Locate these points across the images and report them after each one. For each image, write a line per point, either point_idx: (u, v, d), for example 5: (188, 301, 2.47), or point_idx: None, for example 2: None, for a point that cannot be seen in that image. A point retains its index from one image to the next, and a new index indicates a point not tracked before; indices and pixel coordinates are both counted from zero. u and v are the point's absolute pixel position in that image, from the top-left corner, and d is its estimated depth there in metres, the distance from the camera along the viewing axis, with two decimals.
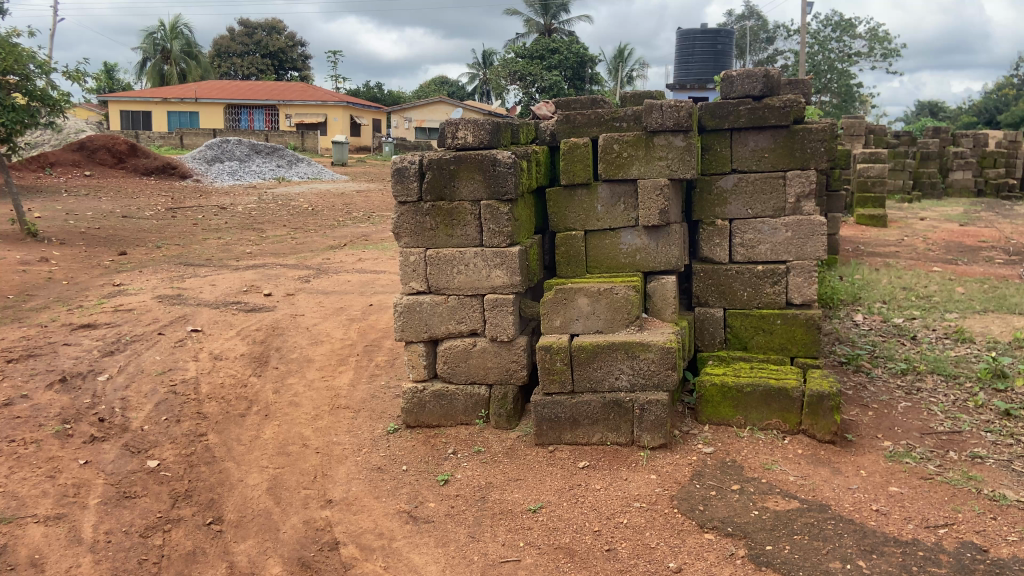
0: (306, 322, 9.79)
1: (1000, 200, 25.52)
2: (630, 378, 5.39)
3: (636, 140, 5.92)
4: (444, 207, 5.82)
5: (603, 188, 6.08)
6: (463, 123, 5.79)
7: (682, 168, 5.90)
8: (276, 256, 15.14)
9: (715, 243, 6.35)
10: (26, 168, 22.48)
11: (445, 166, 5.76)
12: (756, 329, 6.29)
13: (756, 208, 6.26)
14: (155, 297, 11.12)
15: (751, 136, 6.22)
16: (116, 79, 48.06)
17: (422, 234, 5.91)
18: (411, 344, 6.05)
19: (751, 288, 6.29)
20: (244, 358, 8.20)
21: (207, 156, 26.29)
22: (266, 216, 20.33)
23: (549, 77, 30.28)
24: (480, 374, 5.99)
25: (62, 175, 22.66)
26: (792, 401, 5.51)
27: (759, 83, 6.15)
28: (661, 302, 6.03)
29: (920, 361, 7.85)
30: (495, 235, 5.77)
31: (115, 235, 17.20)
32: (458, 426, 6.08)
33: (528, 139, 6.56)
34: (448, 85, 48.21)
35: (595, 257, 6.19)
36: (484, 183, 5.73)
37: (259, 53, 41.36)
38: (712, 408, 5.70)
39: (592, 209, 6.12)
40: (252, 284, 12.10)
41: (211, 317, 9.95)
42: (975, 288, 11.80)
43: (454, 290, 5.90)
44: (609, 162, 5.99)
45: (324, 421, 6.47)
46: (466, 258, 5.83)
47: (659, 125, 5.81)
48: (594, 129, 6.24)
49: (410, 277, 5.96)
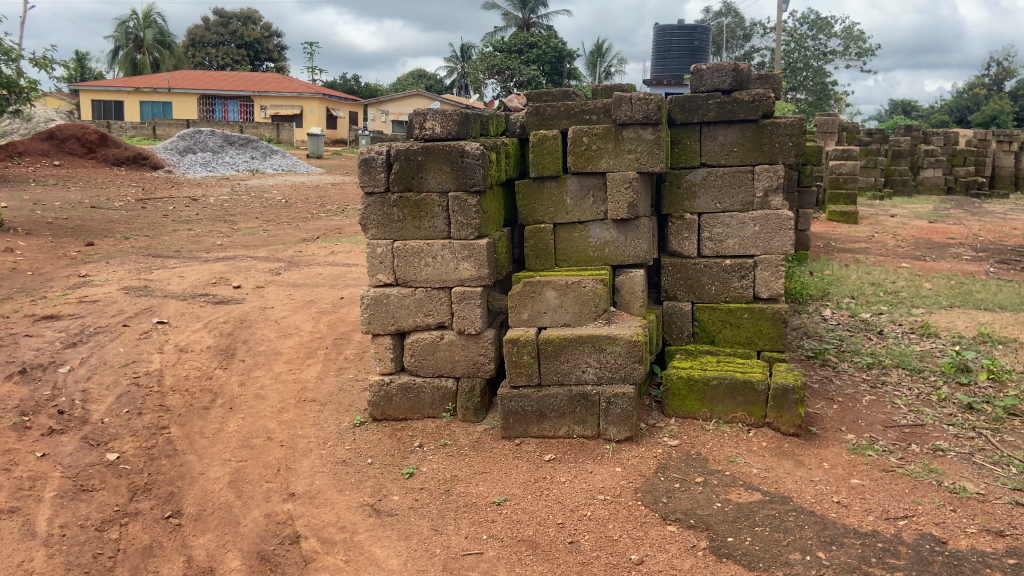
0: (275, 315, 9.69)
1: (969, 198, 25.87)
2: (597, 371, 5.42)
3: (606, 132, 5.90)
4: (412, 199, 5.77)
5: (572, 180, 6.06)
6: (432, 114, 5.75)
7: (651, 161, 5.89)
8: (247, 249, 14.99)
9: (684, 237, 6.37)
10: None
11: (413, 157, 5.71)
12: (724, 323, 6.31)
13: (724, 202, 6.28)
14: (122, 288, 10.96)
15: (720, 130, 6.23)
16: (88, 67, 47.24)
17: (389, 226, 5.85)
18: (378, 337, 6.00)
19: (719, 282, 6.31)
20: (211, 350, 8.11)
21: (179, 146, 25.91)
22: (238, 207, 20.11)
23: (526, 71, 30.20)
24: (447, 368, 5.95)
25: (30, 164, 22.25)
26: (757, 394, 5.53)
27: (728, 77, 6.12)
28: (629, 295, 6.03)
29: (886, 355, 7.94)
30: (463, 228, 5.73)
31: (83, 226, 16.92)
32: (425, 419, 6.04)
33: (498, 131, 6.53)
34: (425, 78, 47.97)
35: (564, 251, 6.17)
36: (452, 175, 5.68)
37: (234, 43, 40.86)
38: (679, 401, 5.71)
39: (561, 202, 6.10)
40: (222, 276, 11.97)
41: (178, 308, 9.82)
42: (942, 284, 11.97)
43: (422, 282, 5.86)
44: (578, 155, 5.96)
45: (290, 414, 6.40)
46: (433, 250, 5.78)
47: (629, 117, 5.80)
48: (564, 121, 6.20)
49: (377, 269, 5.90)
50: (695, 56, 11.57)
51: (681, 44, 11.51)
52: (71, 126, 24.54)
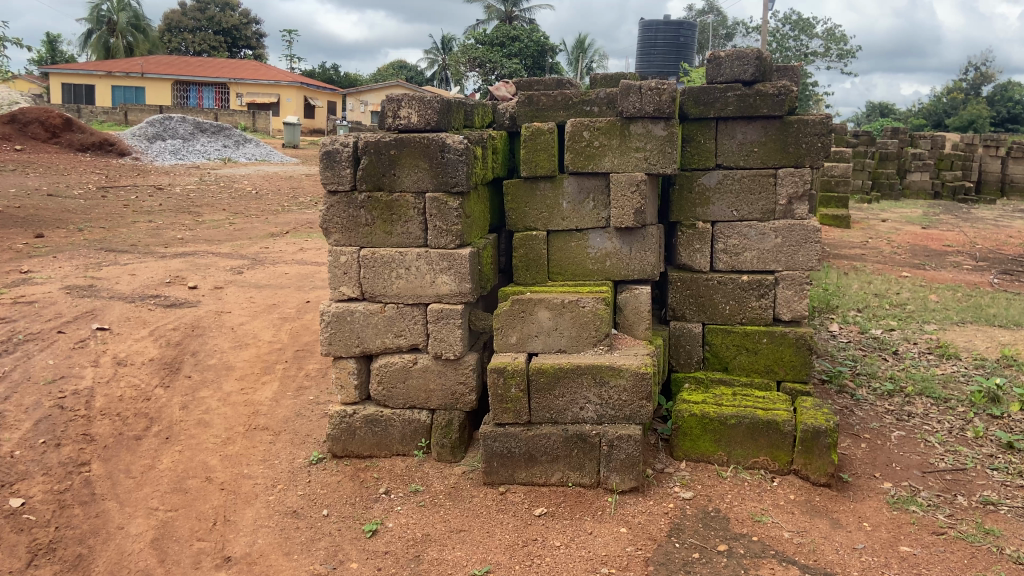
0: (231, 321, 8.74)
1: (957, 203, 25.41)
2: (597, 409, 4.59)
3: (611, 126, 5.06)
4: (382, 199, 4.92)
5: (569, 181, 5.21)
6: (407, 100, 4.88)
7: (662, 161, 5.07)
8: (209, 244, 14.01)
9: (695, 248, 5.54)
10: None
11: (384, 151, 4.87)
12: (739, 348, 5.49)
13: (742, 209, 5.46)
14: (64, 288, 9.95)
15: (739, 127, 5.40)
16: (58, 49, 45.57)
17: (356, 230, 5.00)
18: (341, 360, 5.13)
19: (734, 301, 5.50)
20: (154, 364, 7.16)
21: (147, 134, 24.72)
22: (205, 198, 19.06)
23: (509, 65, 29.22)
24: (421, 398, 5.09)
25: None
26: (783, 436, 4.74)
27: (751, 66, 5.30)
28: (634, 316, 5.18)
29: (907, 380, 7.17)
30: (442, 235, 4.88)
31: (36, 216, 15.79)
32: (393, 457, 5.17)
33: (484, 123, 5.68)
34: (406, 69, 46.83)
35: (559, 262, 5.33)
36: (430, 172, 4.84)
37: (212, 29, 39.16)
38: (691, 442, 4.88)
39: (556, 206, 5.25)
40: (177, 275, 10.97)
41: (124, 312, 8.84)
42: (949, 296, 11.27)
43: (393, 297, 5.00)
44: (577, 152, 5.12)
45: (236, 447, 5.49)
46: (406, 260, 4.94)
47: (638, 109, 4.98)
48: (560, 113, 5.37)
49: (340, 281, 5.04)
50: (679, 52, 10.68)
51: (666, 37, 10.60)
52: (34, 110, 23.25)
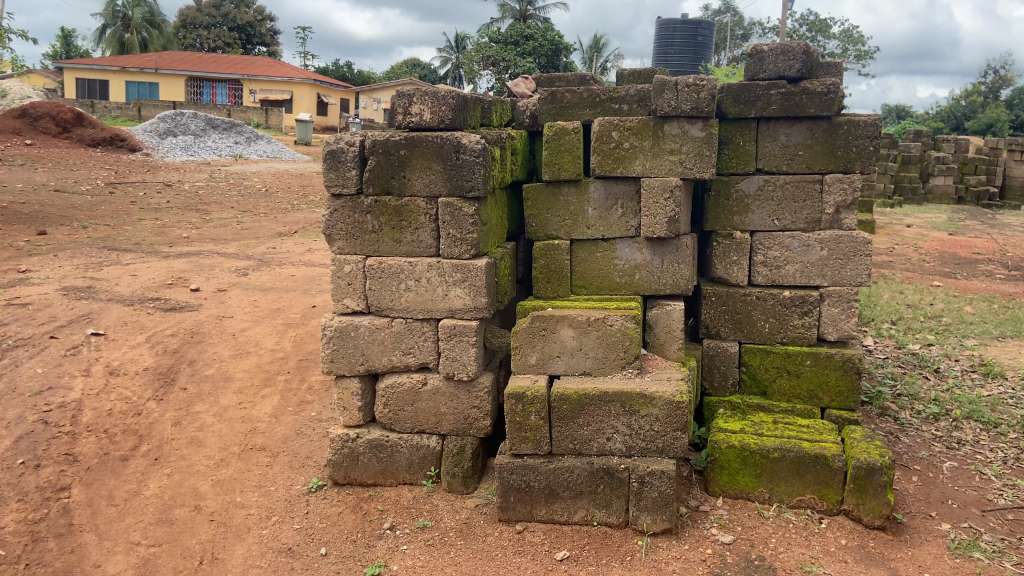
0: (233, 327, 8.31)
1: (981, 209, 24.72)
2: (625, 440, 4.14)
3: (643, 126, 4.60)
4: (390, 204, 4.49)
5: (595, 186, 4.75)
6: (419, 96, 4.44)
7: (699, 165, 4.60)
8: (215, 243, 13.61)
9: (731, 260, 5.06)
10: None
11: (393, 151, 4.43)
12: (780, 370, 5.02)
13: (784, 218, 4.99)
14: (61, 289, 9.55)
15: (783, 128, 4.93)
16: (72, 44, 45.45)
17: (361, 238, 4.57)
18: (343, 379, 4.69)
19: (774, 318, 5.02)
20: (149, 373, 6.75)
21: (158, 129, 24.25)
22: (214, 196, 18.67)
23: (523, 64, 28.71)
24: (430, 422, 4.64)
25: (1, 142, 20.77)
26: (833, 473, 4.29)
27: (797, 62, 4.84)
28: (665, 335, 4.70)
29: (953, 403, 6.66)
30: (456, 244, 4.44)
31: (40, 212, 15.43)
32: (399, 487, 4.72)
33: (502, 121, 5.24)
34: (419, 67, 46.44)
35: (583, 274, 4.86)
36: (444, 175, 4.40)
37: (226, 26, 38.73)
38: (728, 477, 4.43)
39: (581, 213, 4.79)
40: (180, 277, 10.56)
41: (121, 316, 8.42)
42: (986, 308, 10.72)
43: (401, 311, 4.56)
44: (605, 155, 4.66)
45: (230, 470, 5.07)
46: (416, 271, 4.50)
47: (674, 108, 4.52)
48: (586, 111, 4.93)
49: (343, 292, 4.61)
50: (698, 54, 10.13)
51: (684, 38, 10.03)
52: (45, 104, 22.90)
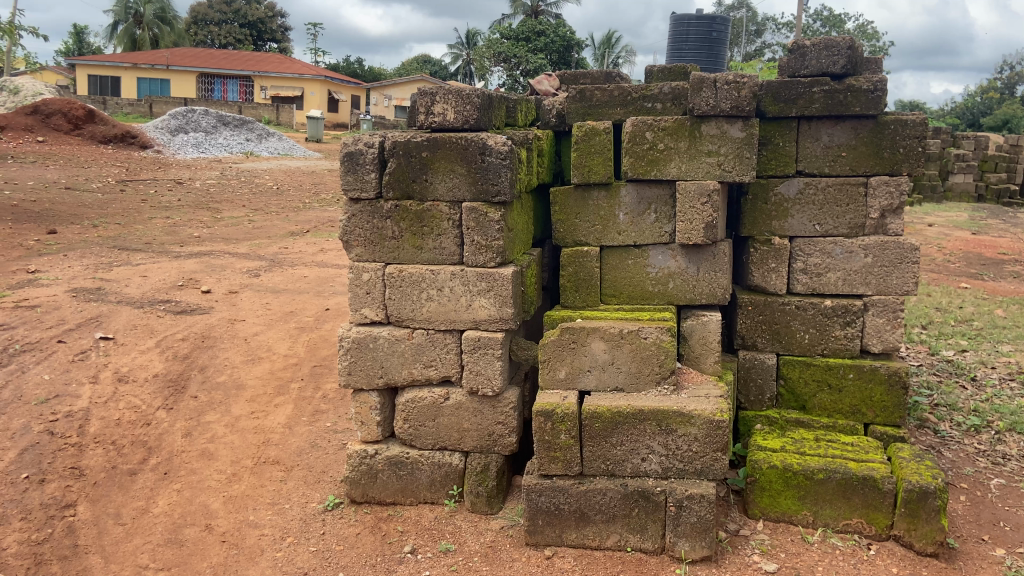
0: (245, 331, 8.10)
1: (1002, 207, 24.23)
2: (661, 460, 3.89)
3: (678, 126, 4.35)
4: (411, 209, 4.27)
5: (627, 190, 4.50)
6: (442, 94, 4.19)
7: (738, 168, 4.34)
8: (226, 243, 13.42)
9: (769, 267, 4.80)
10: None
11: (415, 152, 4.20)
12: (821, 384, 4.76)
13: (826, 223, 4.72)
14: (70, 290, 9.36)
15: (825, 127, 4.66)
16: (85, 41, 45.45)
17: (380, 244, 4.34)
18: (361, 393, 4.47)
19: (815, 329, 4.76)
20: (158, 380, 6.54)
21: (170, 126, 24.08)
22: (225, 194, 18.49)
23: (534, 60, 28.36)
24: (453, 439, 4.40)
25: (14, 140, 20.67)
26: (882, 496, 4.03)
27: (842, 57, 4.56)
28: (701, 347, 4.45)
29: (996, 414, 6.36)
30: (481, 252, 4.21)
31: (50, 211, 15.30)
32: (420, 506, 4.49)
33: (527, 121, 5.01)
34: (430, 63, 46.21)
35: (613, 283, 4.61)
36: (468, 178, 4.17)
37: (237, 22, 38.52)
38: (769, 498, 4.18)
39: (611, 218, 4.54)
40: (191, 278, 10.36)
41: (130, 319, 8.22)
42: (1018, 312, 10.37)
43: (423, 322, 4.34)
44: (638, 156, 4.40)
45: (241, 486, 4.86)
46: (439, 280, 4.28)
47: (712, 107, 4.26)
48: (616, 110, 4.68)
49: (361, 301, 4.39)
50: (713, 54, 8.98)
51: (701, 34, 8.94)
52: (58, 101, 22.75)
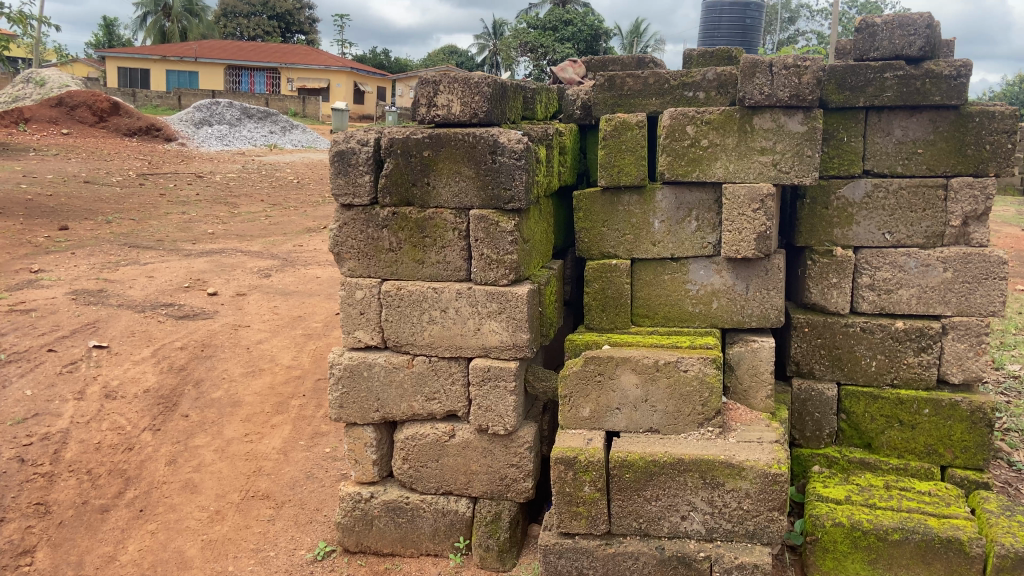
0: (248, 338, 7.54)
1: None
2: (705, 520, 3.27)
3: (725, 119, 3.71)
4: (411, 216, 3.67)
5: (663, 193, 3.86)
6: (448, 84, 3.58)
7: (797, 168, 3.67)
8: (240, 240, 12.90)
9: (830, 283, 4.12)
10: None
11: (415, 152, 3.61)
12: (890, 420, 4.11)
13: (897, 231, 4.05)
14: (71, 292, 8.88)
15: (898, 120, 4.00)
16: (116, 33, 45.36)
17: (376, 257, 3.75)
18: (355, 428, 3.89)
19: (883, 355, 4.10)
20: (148, 396, 6.01)
21: (194, 118, 23.67)
22: (244, 187, 18.03)
23: (561, 50, 27.52)
24: (459, 483, 3.81)
25: (36, 133, 20.43)
26: (969, 561, 3.38)
27: (920, 38, 3.90)
28: (750, 378, 3.80)
29: None
30: (492, 267, 3.61)
31: (66, 206, 14.91)
32: (421, 559, 3.90)
33: (547, 114, 4.40)
34: (456, 54, 45.53)
35: (646, 301, 3.96)
36: (477, 181, 3.56)
37: (266, 14, 37.88)
38: (834, 562, 3.53)
39: (645, 226, 3.90)
40: (198, 278, 9.83)
41: (128, 324, 7.69)
42: None
43: (424, 348, 3.75)
44: (677, 155, 3.76)
45: (223, 528, 4.35)
46: (443, 299, 3.68)
47: (768, 95, 3.61)
48: (652, 100, 4.04)
49: (354, 323, 3.82)
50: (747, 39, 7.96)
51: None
52: (82, 93, 22.45)
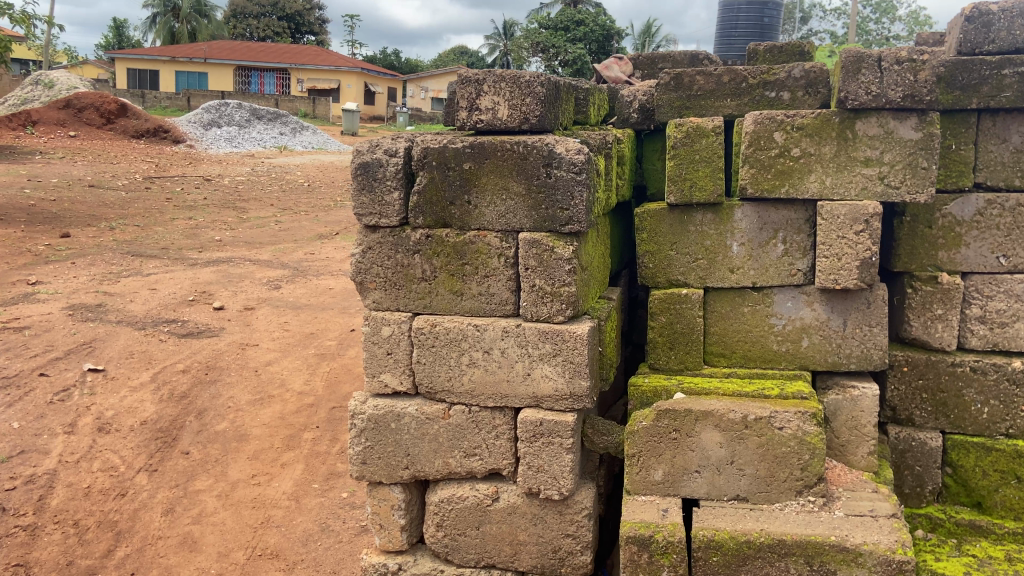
0: (256, 359, 6.96)
1: None
2: None
3: (821, 124, 3.11)
4: (448, 240, 3.09)
5: (743, 212, 3.27)
6: (493, 82, 3.00)
7: (909, 183, 3.08)
8: (249, 248, 12.36)
9: (934, 315, 3.50)
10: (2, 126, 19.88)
11: (454, 164, 3.03)
12: (1006, 476, 3.50)
13: (1015, 255, 3.42)
14: (69, 307, 8.34)
15: (1016, 124, 3.40)
16: (125, 33, 45.03)
17: (405, 288, 3.18)
18: (381, 487, 3.32)
19: (997, 400, 3.49)
20: (145, 430, 5.47)
21: (204, 120, 23.18)
22: (254, 191, 17.51)
23: (573, 50, 26.87)
24: (504, 555, 3.24)
25: (43, 135, 19.99)
26: None
27: None
28: (849, 431, 3.20)
29: None
30: (544, 302, 3.02)
31: (69, 211, 14.43)
32: None
33: (599, 117, 3.82)
34: (467, 54, 44.92)
35: (722, 338, 3.36)
36: (527, 200, 2.98)
37: (276, 15, 37.42)
38: None
39: (721, 250, 3.30)
40: (204, 291, 9.26)
41: (127, 342, 7.14)
42: None
43: (462, 396, 3.17)
44: (763, 166, 3.16)
45: None
46: (486, 339, 3.10)
47: (876, 96, 3.01)
48: (726, 101, 3.45)
49: (380, 365, 3.24)
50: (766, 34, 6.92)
51: (747, 20, 6.96)
52: (89, 95, 22.01)
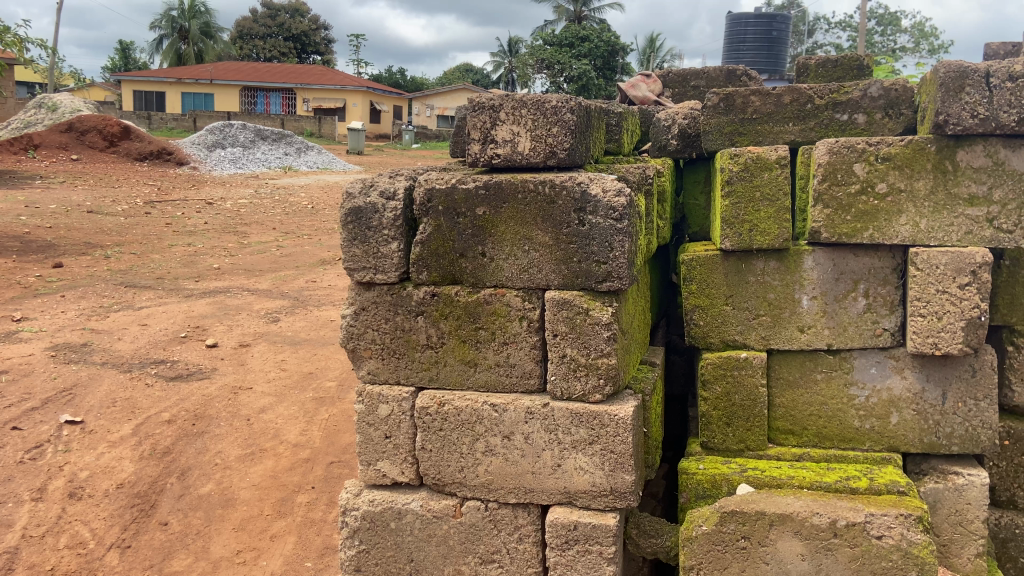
0: (249, 405, 6.00)
1: None
2: None
3: (914, 153, 2.56)
4: (456, 301, 2.52)
5: (814, 260, 2.70)
6: (512, 109, 2.43)
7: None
8: (248, 277, 11.81)
9: None
10: (3, 151, 19.52)
11: (465, 208, 2.47)
12: None
13: None
14: (53, 346, 7.77)
15: None
16: (131, 55, 44.88)
17: (407, 358, 2.61)
18: None
19: None
20: (121, 494, 4.93)
21: (207, 141, 22.78)
22: (256, 214, 17.00)
23: (578, 66, 26.34)
24: None
25: (44, 160, 19.59)
26: None
27: None
28: (951, 526, 2.65)
29: None
30: (578, 377, 2.44)
31: (65, 239, 13.94)
32: None
33: (632, 145, 3.27)
34: (472, 73, 44.54)
35: (788, 410, 2.79)
36: (555, 251, 2.42)
37: (282, 36, 37.14)
38: None
39: (789, 307, 2.73)
40: (198, 325, 8.53)
41: (109, 389, 6.05)
42: None
43: (476, 489, 2.59)
44: (840, 206, 2.62)
45: None
46: (505, 422, 2.52)
47: (984, 119, 2.47)
48: (788, 126, 2.90)
49: (377, 451, 2.67)
50: (771, 52, 7.32)
51: (757, 32, 7.35)
52: (92, 118, 21.60)
